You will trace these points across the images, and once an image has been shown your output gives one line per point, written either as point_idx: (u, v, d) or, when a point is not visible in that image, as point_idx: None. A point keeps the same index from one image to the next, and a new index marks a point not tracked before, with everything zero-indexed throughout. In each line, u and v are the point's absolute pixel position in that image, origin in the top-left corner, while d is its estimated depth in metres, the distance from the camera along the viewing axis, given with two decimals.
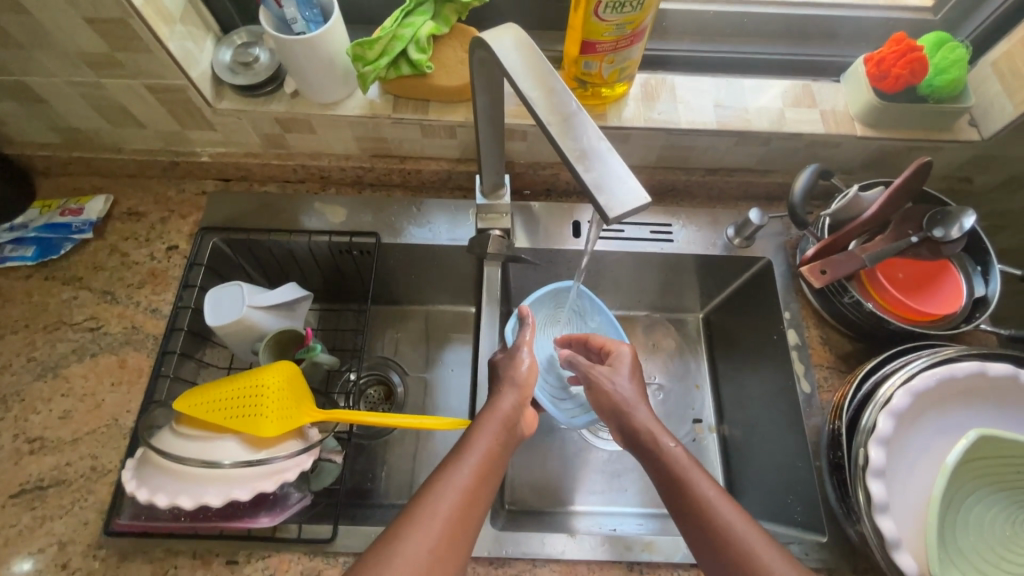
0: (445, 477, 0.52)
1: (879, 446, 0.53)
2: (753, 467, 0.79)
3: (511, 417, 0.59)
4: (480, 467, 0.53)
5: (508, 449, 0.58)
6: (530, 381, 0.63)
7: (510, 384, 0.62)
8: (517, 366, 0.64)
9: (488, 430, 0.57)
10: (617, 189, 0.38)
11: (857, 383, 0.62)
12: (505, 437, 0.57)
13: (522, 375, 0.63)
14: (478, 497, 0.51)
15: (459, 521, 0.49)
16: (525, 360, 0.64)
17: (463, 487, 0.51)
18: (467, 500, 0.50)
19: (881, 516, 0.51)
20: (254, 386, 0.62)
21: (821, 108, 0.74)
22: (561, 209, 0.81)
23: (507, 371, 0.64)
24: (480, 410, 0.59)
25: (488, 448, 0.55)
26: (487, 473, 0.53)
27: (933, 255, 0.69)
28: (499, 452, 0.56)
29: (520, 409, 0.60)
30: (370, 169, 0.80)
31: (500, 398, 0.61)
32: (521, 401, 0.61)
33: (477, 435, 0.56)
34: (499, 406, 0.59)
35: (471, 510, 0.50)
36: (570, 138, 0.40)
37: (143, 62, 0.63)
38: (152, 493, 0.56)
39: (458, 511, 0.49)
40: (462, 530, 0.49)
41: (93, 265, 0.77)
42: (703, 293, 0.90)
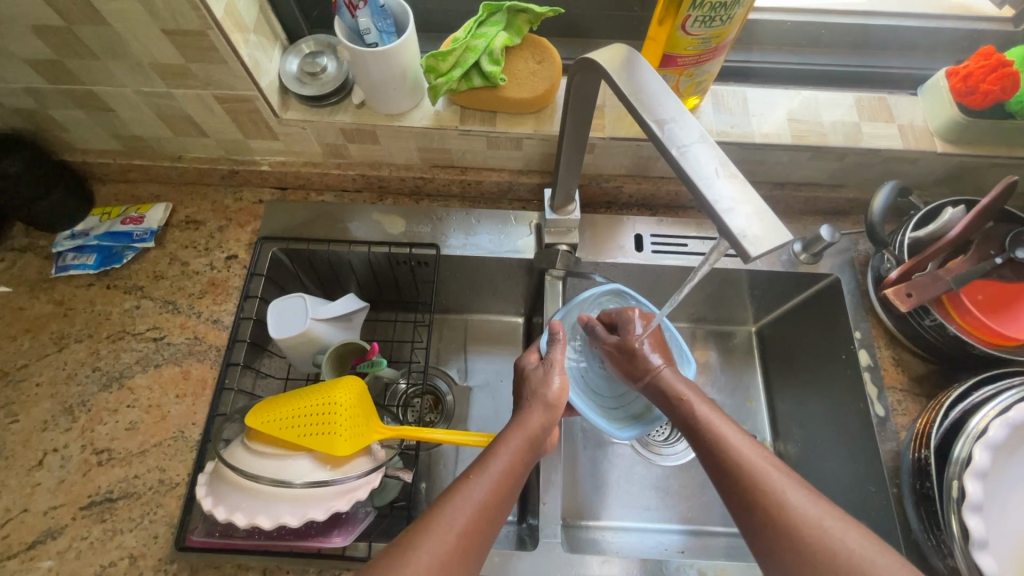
0: (465, 488, 0.52)
1: (976, 479, 0.51)
2: (815, 488, 0.77)
3: (539, 435, 0.58)
4: (500, 480, 0.53)
5: (530, 465, 0.57)
6: (560, 400, 0.61)
7: (539, 401, 0.61)
8: (549, 384, 0.62)
9: (512, 445, 0.56)
10: (755, 225, 0.36)
11: (943, 411, 0.61)
12: (528, 455, 0.57)
13: (553, 394, 0.61)
14: (494, 513, 0.51)
15: (473, 533, 0.49)
16: (557, 378, 0.62)
17: (481, 502, 0.51)
18: (482, 514, 0.50)
19: (980, 553, 0.49)
20: (325, 402, 0.61)
21: (898, 123, 0.72)
22: (621, 222, 0.80)
23: (535, 388, 0.62)
24: (508, 424, 0.59)
25: (510, 463, 0.55)
26: (506, 487, 0.53)
27: (1017, 275, 0.65)
28: (521, 468, 0.55)
29: (549, 431, 0.59)
30: (430, 180, 0.79)
31: (525, 413, 0.60)
32: (550, 421, 0.60)
33: (500, 452, 0.55)
34: (527, 422, 0.59)
35: (484, 524, 0.50)
36: (695, 171, 0.38)
37: (216, 72, 0.62)
38: (229, 511, 0.56)
39: (472, 524, 0.49)
40: (476, 541, 0.49)
41: (153, 274, 0.76)
42: (760, 307, 0.88)
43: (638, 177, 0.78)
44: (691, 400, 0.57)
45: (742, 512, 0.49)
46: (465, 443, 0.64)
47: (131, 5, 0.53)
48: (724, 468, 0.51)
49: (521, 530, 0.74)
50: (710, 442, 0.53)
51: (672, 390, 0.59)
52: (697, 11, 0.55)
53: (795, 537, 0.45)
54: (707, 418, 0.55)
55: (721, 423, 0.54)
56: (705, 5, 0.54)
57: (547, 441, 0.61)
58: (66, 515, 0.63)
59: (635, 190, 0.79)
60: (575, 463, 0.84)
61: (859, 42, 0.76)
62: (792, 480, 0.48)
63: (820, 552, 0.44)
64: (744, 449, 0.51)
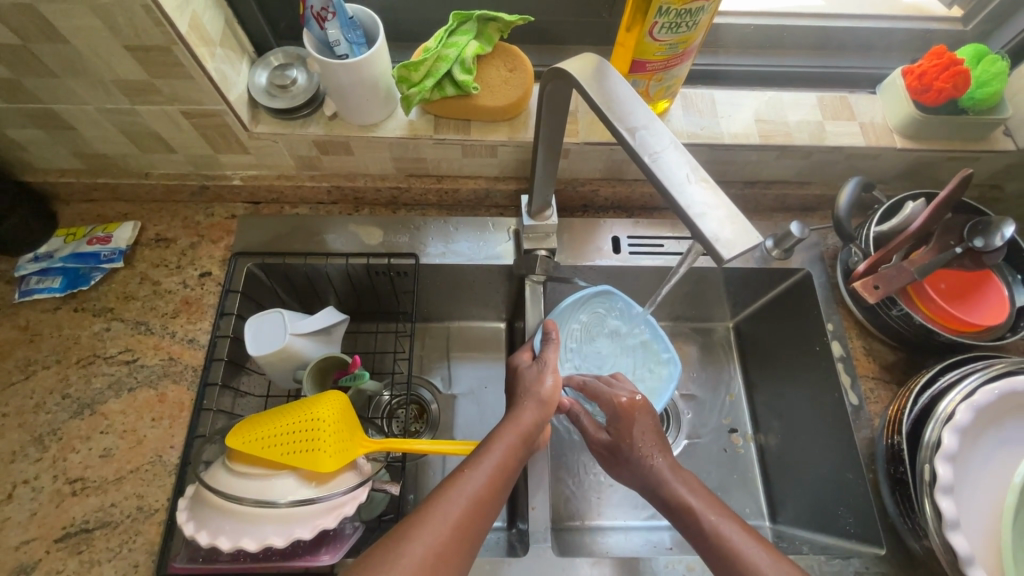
0: (459, 480, 0.52)
1: (945, 462, 0.53)
2: (796, 476, 0.79)
3: (530, 432, 0.59)
4: (492, 475, 0.54)
5: (522, 461, 0.58)
6: (553, 397, 0.62)
7: (532, 397, 0.62)
8: (541, 381, 0.63)
9: (506, 440, 0.57)
10: (727, 228, 0.37)
11: (912, 397, 0.63)
12: (519, 448, 0.57)
13: (546, 390, 0.63)
14: (487, 506, 0.52)
15: (467, 525, 0.49)
16: (550, 375, 0.64)
17: (475, 495, 0.51)
18: (475, 506, 0.50)
19: (953, 533, 0.52)
20: (307, 419, 0.61)
21: (860, 120, 0.74)
22: (599, 224, 0.81)
23: (528, 386, 0.63)
24: (499, 421, 0.59)
25: (503, 458, 0.55)
26: (499, 484, 0.54)
27: (976, 265, 0.68)
28: (513, 463, 0.56)
29: (541, 426, 0.60)
30: (406, 189, 0.79)
31: (519, 409, 0.61)
32: (542, 417, 0.61)
33: (494, 446, 0.56)
34: (520, 418, 0.60)
35: (479, 516, 0.50)
36: (669, 177, 0.40)
37: (183, 88, 0.61)
38: (213, 535, 0.55)
39: (468, 516, 0.50)
40: (471, 530, 0.50)
41: (123, 295, 0.74)
42: (736, 303, 0.90)
43: (613, 180, 0.79)
44: (695, 504, 0.57)
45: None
46: (450, 451, 0.64)
47: (90, 21, 0.52)
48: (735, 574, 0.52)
49: (511, 535, 0.74)
50: (721, 549, 0.54)
51: (673, 489, 0.59)
52: (663, 18, 0.56)
53: None
54: (715, 524, 0.55)
55: (725, 521, 0.55)
56: (671, 12, 0.55)
57: (538, 438, 0.62)
58: (40, 549, 0.61)
59: (611, 194, 0.80)
60: (563, 465, 0.84)
61: (822, 43, 0.79)
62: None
63: None
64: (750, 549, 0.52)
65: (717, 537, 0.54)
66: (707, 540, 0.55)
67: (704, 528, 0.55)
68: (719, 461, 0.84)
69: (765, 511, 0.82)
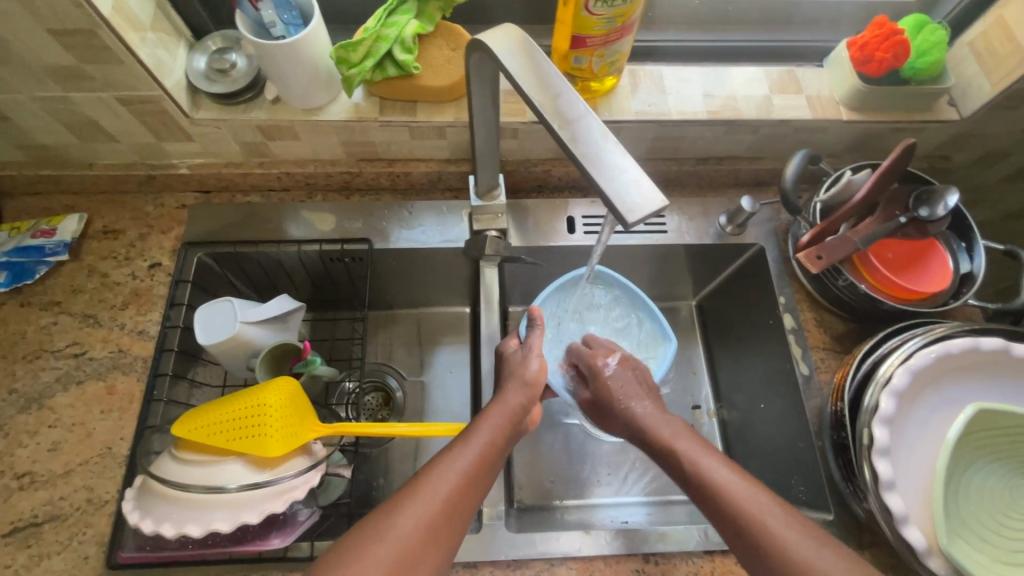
0: (449, 456, 0.53)
1: (882, 425, 0.55)
2: (754, 449, 0.80)
3: (518, 411, 0.60)
4: (483, 452, 0.54)
5: (511, 440, 0.58)
6: (538, 380, 0.63)
7: (518, 378, 0.63)
8: (528, 365, 0.64)
9: (493, 419, 0.58)
10: (633, 191, 0.37)
11: (856, 364, 0.64)
12: (509, 429, 0.58)
13: (532, 373, 0.63)
14: (478, 481, 0.52)
15: (458, 500, 0.50)
16: (536, 360, 0.64)
17: (465, 471, 0.52)
18: (467, 481, 0.51)
19: (888, 494, 0.53)
20: (255, 405, 0.60)
21: (807, 94, 0.75)
22: (554, 205, 0.81)
23: (514, 368, 0.64)
24: (487, 404, 0.60)
25: (491, 436, 0.56)
26: (488, 460, 0.54)
27: (920, 234, 0.70)
28: (502, 442, 0.57)
29: (527, 405, 0.61)
30: (358, 174, 0.78)
31: (506, 390, 0.62)
32: (529, 398, 0.62)
33: (482, 425, 0.57)
34: (505, 400, 0.60)
35: (471, 490, 0.51)
36: (580, 142, 0.39)
37: (114, 73, 0.59)
38: (157, 523, 0.54)
39: (459, 490, 0.50)
40: (462, 505, 0.50)
41: (71, 289, 0.73)
42: (695, 281, 0.90)
43: (566, 160, 0.79)
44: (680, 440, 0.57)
45: (753, 558, 0.48)
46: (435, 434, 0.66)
47: (7, 4, 0.50)
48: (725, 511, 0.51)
49: None
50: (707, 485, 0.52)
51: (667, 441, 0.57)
52: None
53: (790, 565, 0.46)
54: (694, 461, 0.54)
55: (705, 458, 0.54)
56: None
57: (527, 420, 0.63)
58: None
59: (564, 173, 0.80)
60: (531, 445, 0.85)
61: (770, 17, 0.79)
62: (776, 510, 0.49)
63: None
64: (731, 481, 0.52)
65: (700, 477, 0.53)
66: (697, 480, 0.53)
67: (699, 468, 0.54)
68: None
69: None
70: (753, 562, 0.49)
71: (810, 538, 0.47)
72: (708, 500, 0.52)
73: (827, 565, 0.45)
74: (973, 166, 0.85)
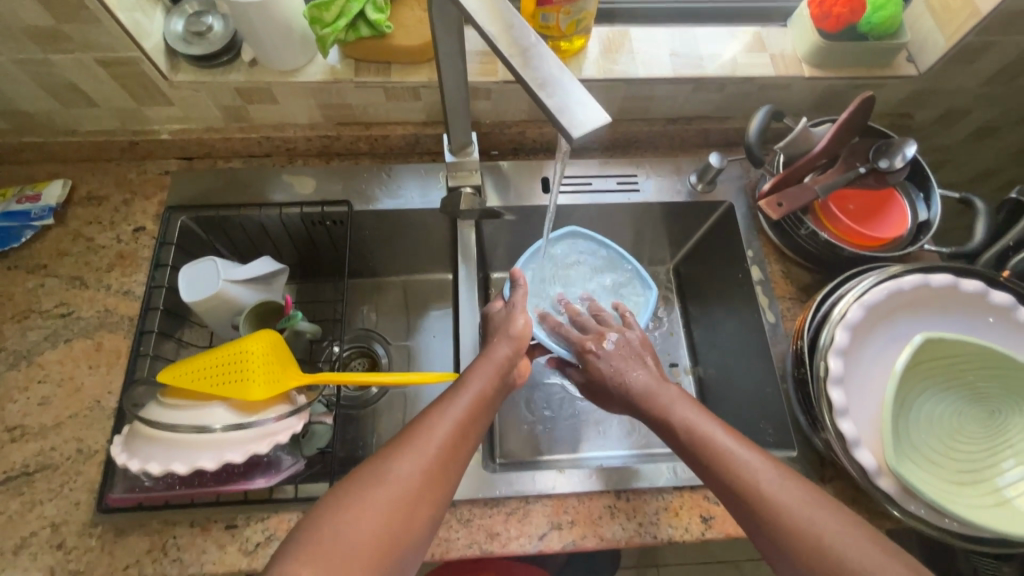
0: (442, 407, 0.55)
1: (837, 356, 0.58)
2: (727, 399, 0.83)
3: (505, 363, 0.62)
4: (474, 403, 0.57)
5: (501, 392, 0.61)
6: (523, 334, 0.65)
7: (503, 335, 0.65)
8: (513, 322, 0.66)
9: (483, 373, 0.59)
10: (579, 109, 0.38)
11: (816, 305, 0.67)
12: (499, 381, 0.60)
13: (517, 329, 0.65)
14: (470, 431, 0.55)
15: (452, 449, 0.53)
16: (521, 316, 0.66)
17: (458, 421, 0.55)
18: (459, 431, 0.54)
19: (842, 420, 0.56)
20: (237, 353, 0.62)
21: (770, 52, 0.77)
22: (529, 166, 0.83)
23: (501, 326, 0.66)
24: (475, 359, 0.62)
25: (482, 388, 0.58)
26: (480, 410, 0.57)
27: (879, 184, 0.72)
28: (493, 393, 0.59)
29: (515, 356, 0.62)
30: (336, 137, 0.80)
31: (493, 346, 0.63)
32: (516, 353, 0.63)
33: (472, 377, 0.59)
34: (493, 354, 0.62)
35: (464, 438, 0.54)
36: (530, 67, 0.40)
37: (93, 33, 0.61)
38: (144, 462, 0.57)
39: (453, 439, 0.53)
40: (456, 455, 0.53)
41: (57, 252, 0.75)
42: (670, 242, 0.93)
43: (539, 122, 0.81)
44: (670, 401, 0.60)
45: (740, 509, 0.52)
46: (414, 382, 0.67)
47: None
48: (719, 469, 0.54)
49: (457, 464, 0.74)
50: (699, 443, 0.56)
51: (662, 412, 0.59)
52: None
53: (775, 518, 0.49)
54: (690, 422, 0.58)
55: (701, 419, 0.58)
56: None
57: (516, 373, 0.66)
58: None
59: (539, 135, 0.82)
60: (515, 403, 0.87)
61: None
62: (766, 468, 0.53)
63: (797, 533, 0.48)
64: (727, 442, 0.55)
65: (695, 434, 0.56)
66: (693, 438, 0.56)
67: (697, 435, 0.56)
68: None
69: None
70: (740, 514, 0.52)
71: (806, 501, 0.50)
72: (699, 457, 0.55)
73: (820, 525, 0.48)
74: (936, 124, 0.88)
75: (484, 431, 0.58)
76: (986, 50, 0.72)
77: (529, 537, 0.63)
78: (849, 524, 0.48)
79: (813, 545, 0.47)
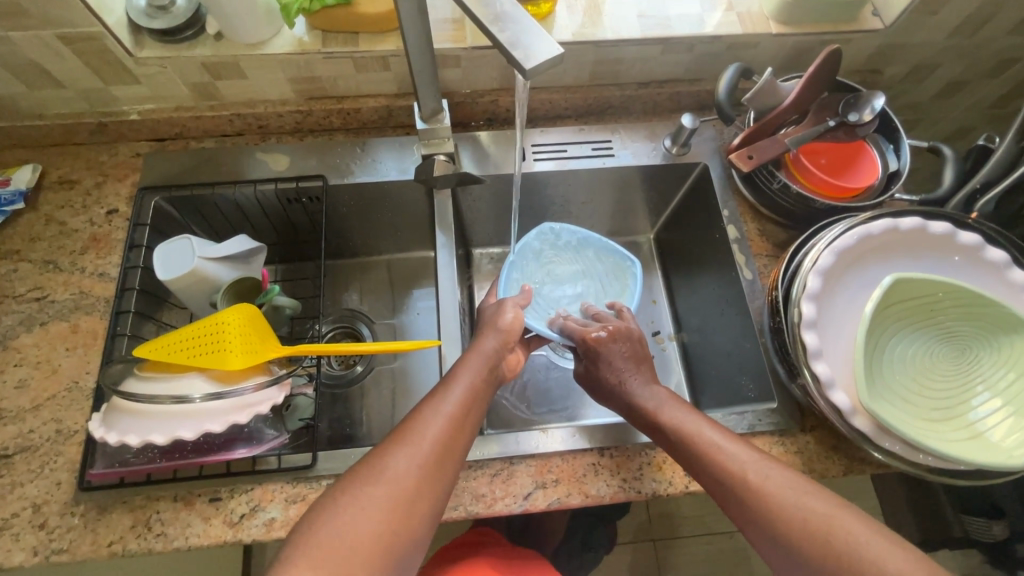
0: (433, 404, 0.55)
1: (810, 302, 0.58)
2: (709, 362, 0.83)
3: (493, 356, 0.63)
4: (465, 398, 0.57)
5: (491, 385, 0.61)
6: (512, 327, 0.67)
7: (492, 328, 0.67)
8: (501, 316, 0.68)
9: (472, 368, 0.60)
10: (531, 41, 0.39)
11: (789, 258, 0.67)
12: (488, 374, 0.61)
13: (505, 323, 0.67)
14: (463, 424, 0.55)
15: (447, 441, 0.53)
16: (509, 311, 0.68)
17: (451, 415, 0.55)
18: (453, 424, 0.54)
19: (816, 362, 0.56)
20: (213, 325, 0.62)
21: (737, 10, 0.77)
22: (504, 135, 0.83)
23: (491, 319, 0.69)
24: (464, 353, 0.63)
25: (471, 382, 0.58)
26: (471, 404, 0.57)
27: (849, 137, 0.73)
28: (483, 387, 0.59)
29: (502, 350, 0.64)
30: (308, 112, 0.79)
31: (481, 342, 0.65)
32: (504, 344, 0.65)
33: (462, 372, 0.59)
34: (481, 348, 0.63)
35: (458, 431, 0.54)
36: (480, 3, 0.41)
37: (51, 7, 0.60)
38: (121, 435, 0.56)
39: (447, 431, 0.53)
40: (450, 451, 0.52)
41: (29, 237, 0.74)
42: (648, 210, 0.94)
43: (512, 90, 0.81)
44: (654, 405, 0.61)
45: (732, 500, 0.52)
46: (394, 351, 0.66)
47: None
48: (708, 463, 0.54)
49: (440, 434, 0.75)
50: (684, 439, 0.57)
51: (653, 411, 0.61)
52: None
53: (765, 505, 0.49)
54: (679, 420, 0.58)
55: (687, 416, 0.59)
56: None
57: (505, 367, 0.66)
58: None
59: (512, 103, 0.82)
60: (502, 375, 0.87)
61: None
62: (753, 458, 0.53)
63: (789, 518, 0.48)
64: (713, 435, 0.56)
65: (682, 433, 0.57)
66: (682, 436, 0.57)
67: (684, 433, 0.57)
68: None
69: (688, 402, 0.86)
70: (733, 505, 0.52)
71: (792, 486, 0.50)
72: (690, 452, 0.56)
73: (805, 507, 0.48)
74: (905, 80, 0.89)
75: (478, 425, 0.58)
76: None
77: (514, 497, 0.64)
78: (836, 506, 0.48)
79: (798, 530, 0.47)
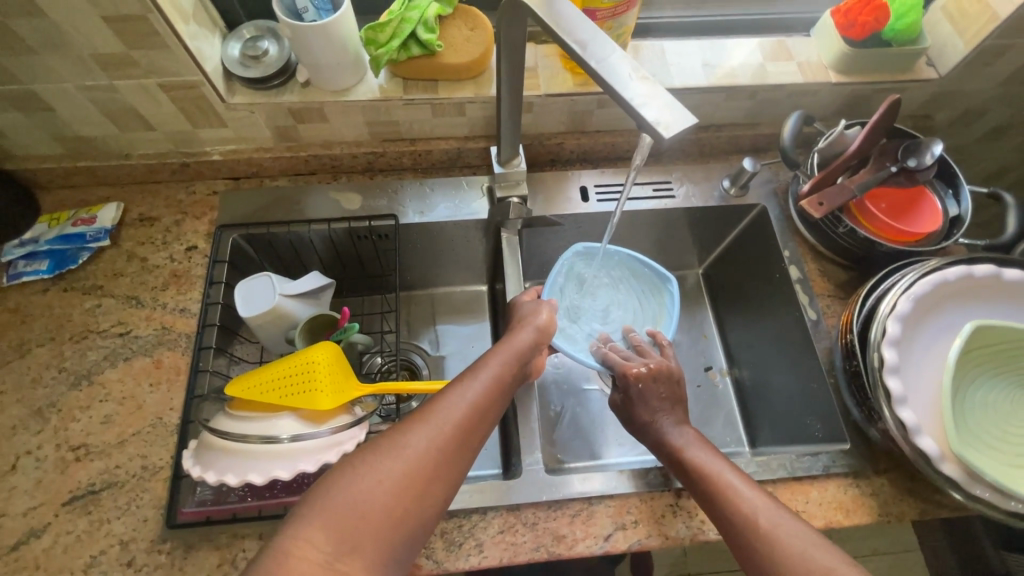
0: (459, 386, 0.52)
1: (891, 347, 0.60)
2: (768, 399, 0.84)
3: (524, 351, 0.60)
4: (490, 386, 0.53)
5: (518, 376, 0.58)
6: (548, 327, 0.65)
7: (530, 324, 0.65)
8: (539, 314, 0.67)
9: (499, 358, 0.57)
10: (666, 112, 0.43)
11: (861, 301, 0.69)
12: (517, 366, 0.58)
13: (544, 321, 0.66)
14: (485, 414, 0.51)
15: (467, 430, 0.49)
16: (545, 309, 0.67)
17: (474, 402, 0.51)
18: (475, 412, 0.50)
19: (902, 408, 0.57)
20: (303, 364, 0.63)
21: (797, 60, 0.81)
22: (567, 176, 0.86)
23: (526, 315, 0.67)
24: (496, 345, 0.60)
25: (498, 371, 0.55)
26: (496, 393, 0.53)
27: (911, 183, 0.76)
28: (510, 377, 0.56)
29: (535, 346, 0.62)
30: (382, 153, 0.82)
31: (516, 333, 0.63)
32: (536, 340, 0.63)
33: (490, 361, 0.56)
34: (514, 340, 0.61)
35: (478, 420, 0.50)
36: (613, 77, 0.45)
37: (160, 58, 0.64)
38: (220, 474, 0.58)
39: (468, 420, 0.49)
40: (473, 436, 0.49)
41: (112, 273, 0.76)
42: (701, 248, 0.95)
43: (577, 133, 0.84)
44: (683, 442, 0.60)
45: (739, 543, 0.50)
46: None
47: None
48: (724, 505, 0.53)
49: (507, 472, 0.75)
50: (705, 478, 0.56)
51: (680, 449, 0.59)
52: None
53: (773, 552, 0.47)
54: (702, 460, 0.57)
55: (707, 456, 0.58)
56: None
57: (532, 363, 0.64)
58: (49, 513, 0.62)
59: (576, 146, 0.85)
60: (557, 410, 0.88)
61: None
62: (769, 504, 0.51)
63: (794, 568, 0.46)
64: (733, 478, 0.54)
65: (705, 474, 0.56)
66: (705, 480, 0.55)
67: (705, 473, 0.56)
68: (698, 394, 0.90)
69: (745, 439, 0.87)
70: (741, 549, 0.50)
71: (802, 536, 0.48)
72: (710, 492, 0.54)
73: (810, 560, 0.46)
74: (954, 124, 0.92)
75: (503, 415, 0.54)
76: (1005, 52, 0.76)
77: (595, 538, 0.64)
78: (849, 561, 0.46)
79: None
